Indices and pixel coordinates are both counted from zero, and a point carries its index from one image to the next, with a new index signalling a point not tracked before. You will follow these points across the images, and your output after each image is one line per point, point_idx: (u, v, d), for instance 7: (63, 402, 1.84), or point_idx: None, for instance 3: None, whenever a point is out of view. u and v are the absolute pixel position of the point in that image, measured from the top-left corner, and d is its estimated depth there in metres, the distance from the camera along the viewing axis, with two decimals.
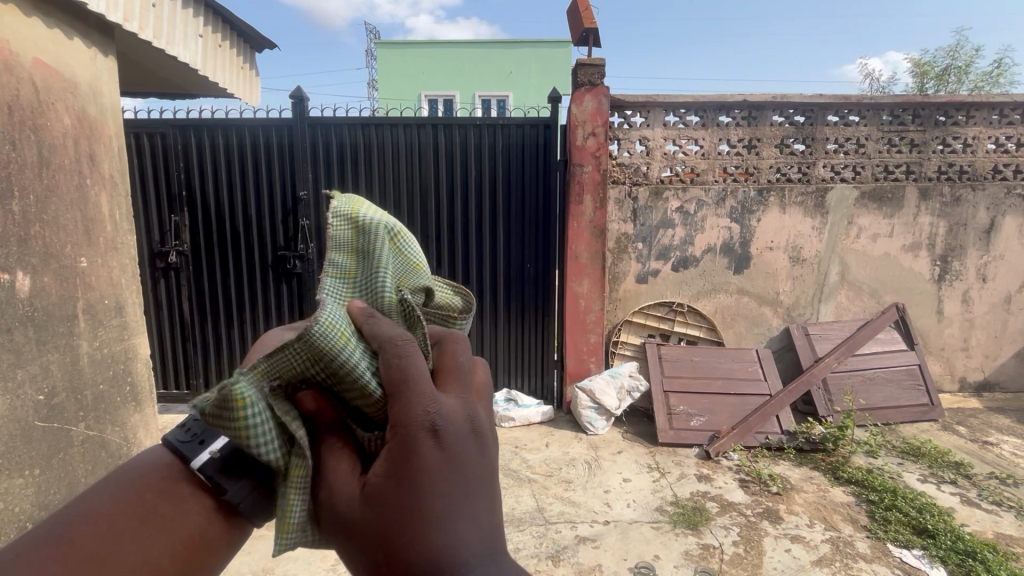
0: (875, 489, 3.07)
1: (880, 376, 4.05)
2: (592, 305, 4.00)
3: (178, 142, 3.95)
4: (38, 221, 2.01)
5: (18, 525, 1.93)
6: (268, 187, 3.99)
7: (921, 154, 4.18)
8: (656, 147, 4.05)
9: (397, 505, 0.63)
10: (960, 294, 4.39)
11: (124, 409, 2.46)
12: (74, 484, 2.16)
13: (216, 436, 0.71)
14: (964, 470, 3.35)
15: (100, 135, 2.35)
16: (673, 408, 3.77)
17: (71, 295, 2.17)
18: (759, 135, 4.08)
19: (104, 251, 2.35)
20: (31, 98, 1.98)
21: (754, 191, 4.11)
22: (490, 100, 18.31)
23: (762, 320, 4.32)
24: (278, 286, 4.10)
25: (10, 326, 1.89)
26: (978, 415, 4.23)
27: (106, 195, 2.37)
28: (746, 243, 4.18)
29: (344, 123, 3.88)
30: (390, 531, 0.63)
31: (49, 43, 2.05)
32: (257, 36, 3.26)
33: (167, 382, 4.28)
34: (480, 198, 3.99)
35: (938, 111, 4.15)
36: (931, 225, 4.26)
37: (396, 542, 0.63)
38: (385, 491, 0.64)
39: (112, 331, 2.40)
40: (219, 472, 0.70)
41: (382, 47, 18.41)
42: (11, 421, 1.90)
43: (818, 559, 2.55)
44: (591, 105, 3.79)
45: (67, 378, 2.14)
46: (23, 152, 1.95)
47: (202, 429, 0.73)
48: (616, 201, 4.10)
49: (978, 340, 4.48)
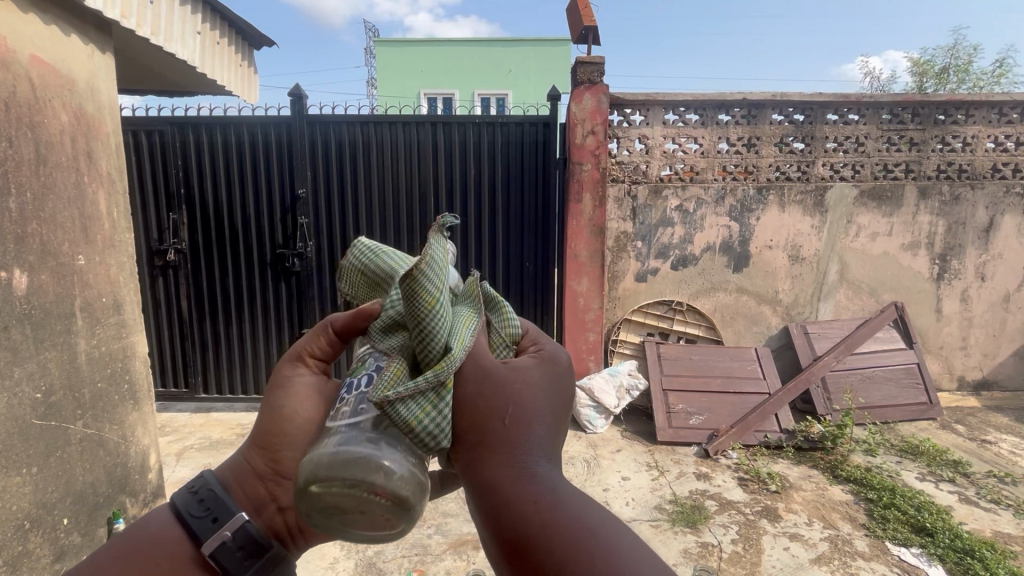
0: (874, 487, 3.07)
1: (878, 374, 4.06)
2: (591, 304, 4.00)
3: (176, 139, 3.93)
4: (35, 219, 2.00)
5: (15, 523, 1.93)
6: (267, 185, 3.98)
7: (921, 152, 4.18)
8: (655, 146, 4.05)
9: (524, 398, 0.75)
10: (959, 293, 4.40)
11: (122, 407, 2.46)
12: (72, 483, 2.15)
13: (232, 518, 0.83)
14: (963, 468, 3.35)
15: (98, 132, 2.34)
16: (672, 406, 3.77)
17: (69, 293, 2.16)
18: (758, 134, 4.08)
19: (101, 249, 2.35)
20: (28, 96, 1.97)
21: (753, 189, 4.10)
22: (489, 99, 18.27)
23: (761, 319, 4.33)
24: (277, 284, 4.09)
25: (7, 323, 1.89)
26: (977, 414, 4.24)
27: (104, 192, 2.36)
28: (746, 241, 4.18)
29: (343, 121, 3.88)
30: (508, 408, 0.73)
31: (46, 39, 2.04)
32: (255, 33, 3.25)
33: (165, 380, 4.27)
34: (479, 196, 3.99)
35: (937, 110, 4.15)
36: (930, 224, 4.26)
37: (516, 422, 0.73)
38: (518, 379, 0.76)
39: (110, 329, 2.40)
40: (231, 552, 0.81)
41: (382, 45, 18.36)
42: (9, 419, 1.89)
43: (816, 557, 2.56)
44: (590, 103, 3.78)
45: (65, 376, 2.13)
46: (20, 149, 1.94)
47: (216, 508, 0.84)
48: (616, 199, 4.10)
49: (977, 339, 4.49)
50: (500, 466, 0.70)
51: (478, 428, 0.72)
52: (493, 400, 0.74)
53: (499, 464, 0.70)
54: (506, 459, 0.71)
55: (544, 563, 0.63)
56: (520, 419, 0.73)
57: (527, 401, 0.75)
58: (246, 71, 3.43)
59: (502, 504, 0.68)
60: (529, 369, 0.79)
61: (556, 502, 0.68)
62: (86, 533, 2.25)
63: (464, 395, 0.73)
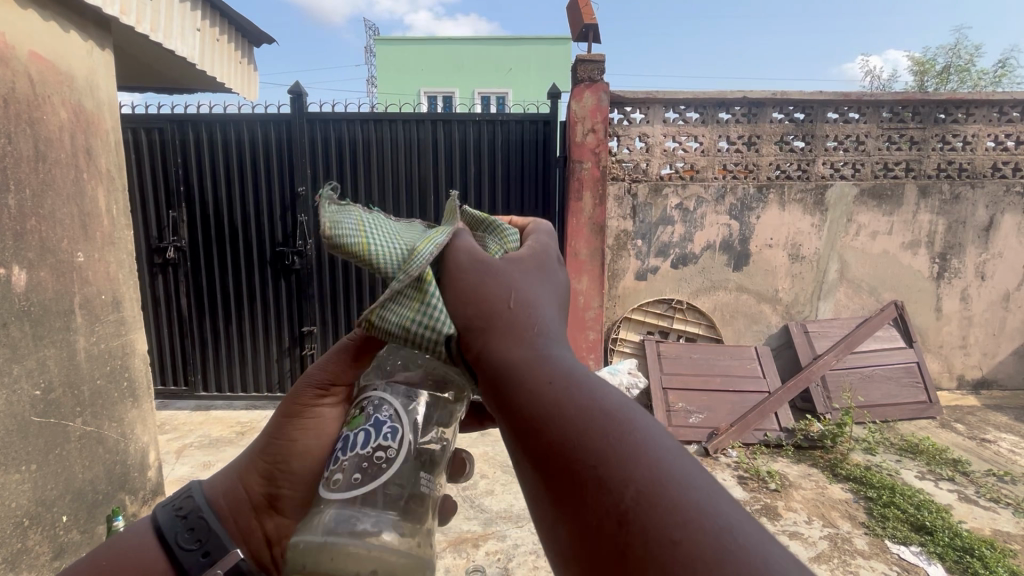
0: (873, 486, 3.07)
1: (878, 373, 4.06)
2: (591, 302, 3.99)
3: (175, 137, 3.92)
4: (34, 216, 2.00)
5: (14, 520, 1.92)
6: (267, 182, 3.98)
7: (921, 151, 4.18)
8: (656, 144, 4.04)
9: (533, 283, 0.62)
10: (959, 292, 4.40)
11: (121, 405, 2.45)
12: (70, 480, 2.15)
13: (222, 552, 0.81)
14: (962, 467, 3.36)
15: (97, 129, 2.34)
16: (672, 405, 3.77)
17: (68, 290, 2.16)
18: (758, 133, 4.08)
19: (101, 246, 2.34)
20: (28, 92, 1.97)
21: (753, 187, 4.10)
22: (489, 97, 18.27)
23: (761, 318, 4.33)
24: (277, 282, 4.09)
25: (6, 320, 1.88)
26: (977, 412, 4.24)
27: (104, 189, 2.36)
28: (746, 240, 4.18)
29: (343, 118, 3.87)
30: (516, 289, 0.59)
31: (45, 36, 2.04)
32: (255, 30, 3.24)
33: (165, 378, 4.27)
34: (480, 194, 3.98)
35: (938, 109, 4.14)
36: (931, 223, 4.26)
37: (527, 301, 0.58)
38: (521, 266, 0.64)
39: (109, 326, 2.39)
40: None
41: (382, 43, 18.34)
42: (8, 416, 1.89)
43: (816, 556, 2.56)
44: (591, 101, 3.77)
45: (64, 374, 2.13)
46: (19, 145, 1.94)
47: (206, 538, 0.82)
48: (616, 197, 4.09)
49: (977, 338, 4.49)
50: (510, 342, 0.55)
51: (484, 305, 0.58)
52: (499, 280, 0.60)
53: (511, 340, 0.54)
54: (522, 336, 0.55)
55: (567, 448, 0.46)
56: (532, 298, 0.59)
57: (536, 287, 0.62)
58: (246, 68, 3.42)
59: (516, 385, 0.51)
60: (532, 261, 0.67)
61: (581, 381, 0.51)
62: (86, 531, 2.25)
63: (463, 281, 0.61)
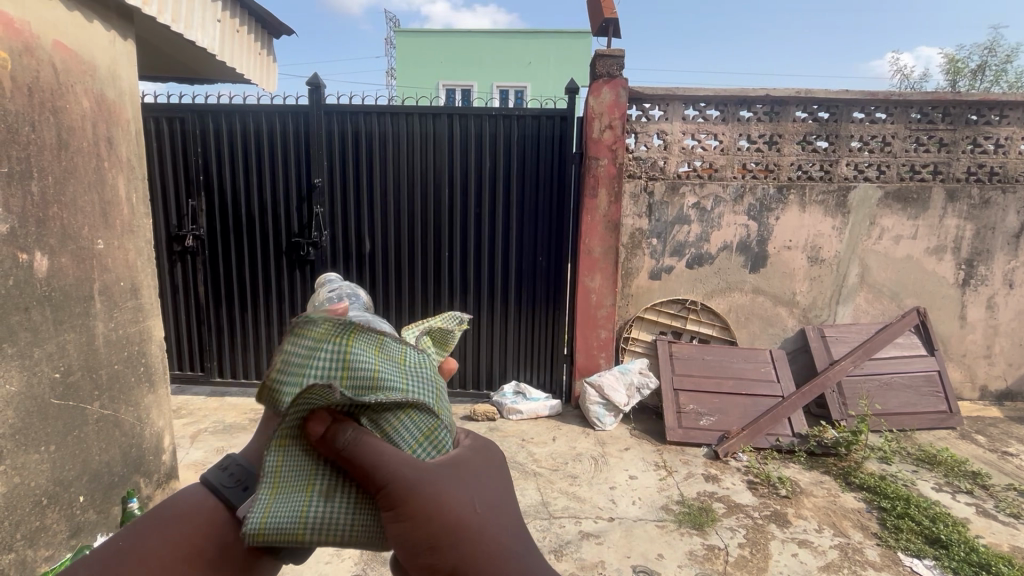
0: (887, 496, 3.00)
1: (897, 381, 3.97)
2: (604, 300, 3.97)
3: (196, 127, 3.98)
4: (56, 203, 2.04)
5: (33, 499, 1.98)
6: (284, 174, 4.00)
7: (950, 154, 4.05)
8: (674, 142, 3.98)
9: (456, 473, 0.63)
10: (985, 300, 4.27)
11: (138, 389, 2.50)
12: (88, 461, 2.21)
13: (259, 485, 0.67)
14: (982, 480, 3.26)
15: (118, 118, 2.37)
16: (682, 407, 3.74)
17: (88, 276, 2.20)
18: (780, 131, 3.98)
19: (120, 234, 2.38)
20: (51, 81, 2.00)
21: (773, 188, 4.02)
22: (508, 91, 18.11)
23: (777, 321, 4.24)
24: (292, 272, 4.14)
25: (28, 304, 1.93)
26: (999, 424, 4.11)
27: (124, 177, 2.40)
28: (764, 242, 4.10)
29: (360, 111, 3.87)
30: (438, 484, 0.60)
31: (69, 25, 2.06)
32: (274, 21, 3.26)
33: (181, 363, 4.35)
34: (495, 190, 3.97)
35: (969, 110, 4.01)
36: (958, 227, 4.14)
37: (485, 512, 0.61)
38: (481, 466, 0.67)
39: (127, 313, 2.43)
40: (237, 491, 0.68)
41: (402, 34, 18.41)
42: (28, 398, 1.94)
43: (825, 565, 2.52)
44: (609, 96, 3.72)
45: (83, 358, 2.18)
46: (42, 133, 1.97)
47: (246, 475, 0.69)
48: (632, 195, 4.04)
49: (1002, 348, 4.35)
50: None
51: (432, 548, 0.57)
52: (454, 484, 0.61)
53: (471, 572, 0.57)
54: (461, 492, 0.61)
55: None
56: (497, 507, 0.63)
57: (476, 490, 0.63)
58: (265, 59, 3.44)
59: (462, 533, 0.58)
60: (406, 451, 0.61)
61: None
62: (102, 512, 2.31)
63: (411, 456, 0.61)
